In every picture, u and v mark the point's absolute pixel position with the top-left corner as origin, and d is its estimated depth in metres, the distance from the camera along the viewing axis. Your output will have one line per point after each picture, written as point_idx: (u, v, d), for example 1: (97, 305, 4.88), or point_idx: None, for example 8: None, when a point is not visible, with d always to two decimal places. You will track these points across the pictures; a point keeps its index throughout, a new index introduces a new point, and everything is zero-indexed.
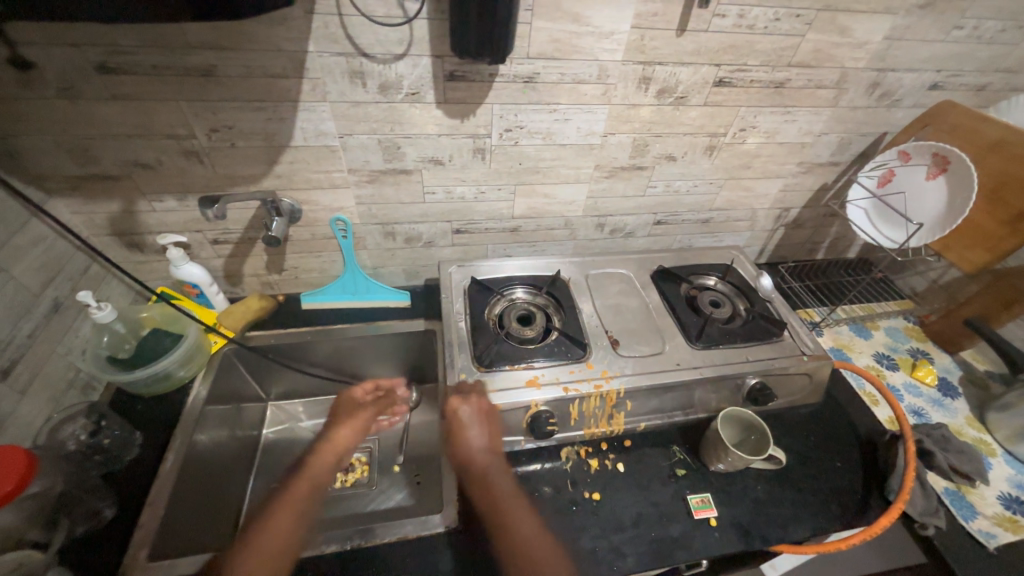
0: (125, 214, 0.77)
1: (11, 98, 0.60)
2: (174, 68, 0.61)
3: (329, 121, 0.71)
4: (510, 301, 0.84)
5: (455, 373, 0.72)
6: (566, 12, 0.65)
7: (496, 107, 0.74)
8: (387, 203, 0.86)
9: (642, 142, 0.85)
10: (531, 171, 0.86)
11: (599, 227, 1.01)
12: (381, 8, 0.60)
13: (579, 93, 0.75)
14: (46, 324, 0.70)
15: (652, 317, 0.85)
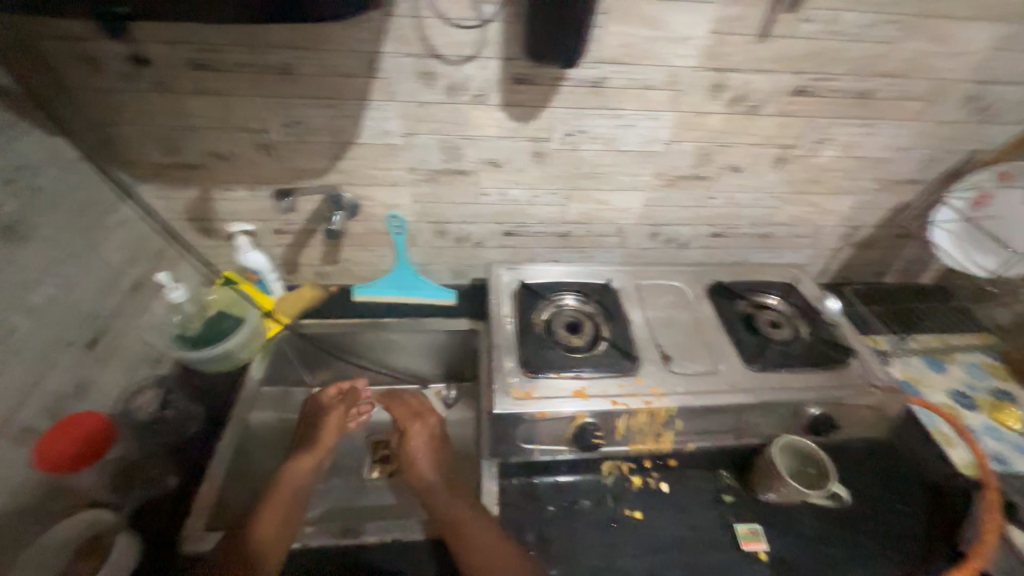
0: (200, 201, 0.81)
1: (112, 90, 0.65)
2: (257, 66, 0.64)
3: (394, 120, 0.72)
4: (558, 307, 0.82)
5: (500, 376, 0.71)
6: (641, 16, 0.63)
7: (560, 110, 0.73)
8: (441, 202, 0.86)
9: (706, 151, 0.81)
10: (588, 177, 0.84)
11: (652, 237, 0.97)
12: (456, 9, 0.61)
13: (646, 99, 0.72)
14: (128, 301, 0.75)
15: (706, 333, 0.82)
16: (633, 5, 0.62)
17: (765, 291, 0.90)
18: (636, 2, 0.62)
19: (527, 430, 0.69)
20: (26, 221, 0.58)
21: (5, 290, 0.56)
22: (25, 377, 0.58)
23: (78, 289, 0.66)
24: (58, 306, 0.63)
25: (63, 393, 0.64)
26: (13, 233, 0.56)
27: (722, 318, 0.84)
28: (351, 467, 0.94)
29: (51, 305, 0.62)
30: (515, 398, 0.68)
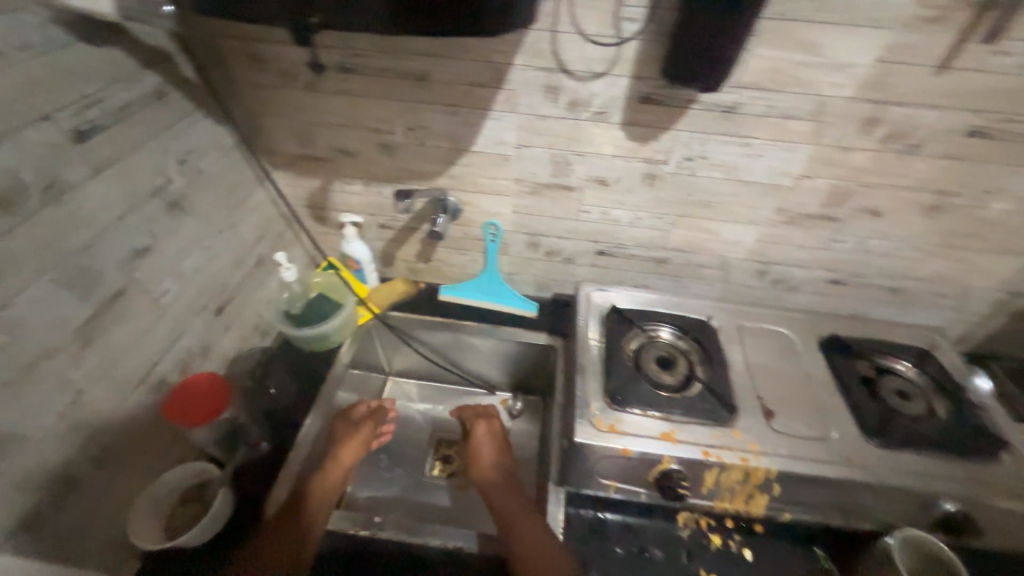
0: (322, 191, 0.87)
1: (269, 86, 0.72)
2: (395, 71, 0.67)
3: (511, 131, 0.73)
4: (650, 339, 0.78)
5: (584, 402, 0.69)
6: (797, 39, 0.58)
7: (684, 133, 0.69)
8: (541, 215, 0.86)
9: (843, 191, 0.73)
10: (700, 205, 0.79)
11: (759, 276, 0.90)
12: (596, 26, 0.60)
13: (783, 128, 0.66)
14: (250, 275, 0.83)
15: (816, 391, 0.73)
16: (790, 27, 0.57)
17: (895, 355, 0.78)
18: (793, 25, 0.57)
19: (606, 464, 0.66)
20: (187, 197, 0.66)
21: (165, 256, 0.64)
22: (169, 333, 0.66)
23: (216, 262, 0.74)
24: (200, 274, 0.71)
25: (193, 351, 0.71)
26: (177, 207, 0.64)
27: (838, 378, 0.74)
28: (415, 461, 0.96)
29: (195, 272, 0.70)
30: (599, 429, 0.65)
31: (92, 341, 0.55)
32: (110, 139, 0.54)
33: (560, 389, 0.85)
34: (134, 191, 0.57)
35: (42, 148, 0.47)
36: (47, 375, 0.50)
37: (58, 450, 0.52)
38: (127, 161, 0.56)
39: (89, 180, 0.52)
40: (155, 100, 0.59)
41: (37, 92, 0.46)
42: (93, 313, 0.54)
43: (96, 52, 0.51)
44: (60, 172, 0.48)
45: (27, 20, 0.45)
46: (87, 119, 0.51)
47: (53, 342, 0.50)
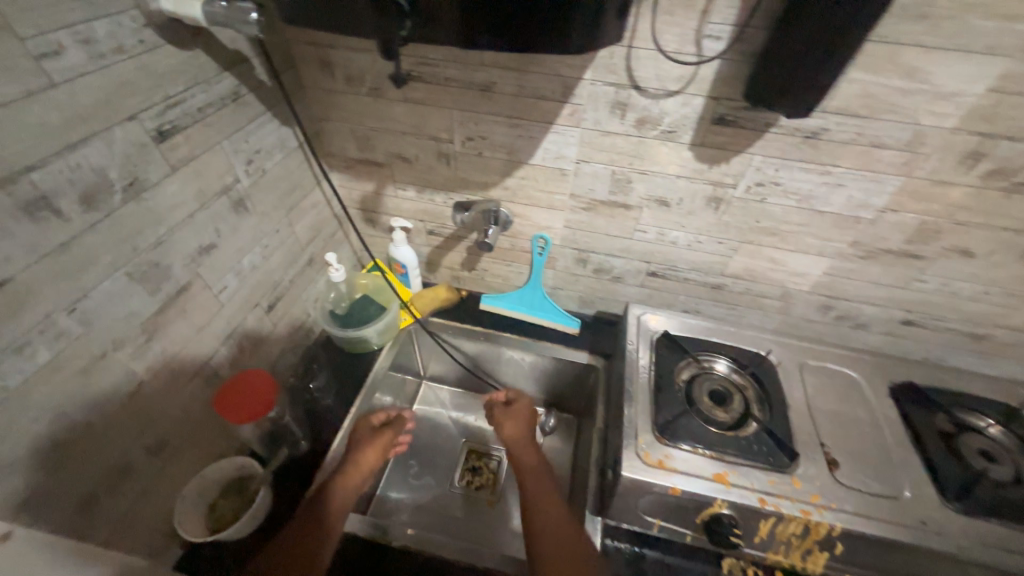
0: (375, 195, 0.88)
1: (335, 91, 0.73)
2: (460, 81, 0.67)
3: (572, 146, 0.71)
4: (704, 370, 0.74)
5: (631, 432, 0.66)
6: (900, 64, 0.53)
7: (757, 157, 0.65)
8: (594, 232, 0.83)
9: (931, 227, 0.67)
10: (766, 232, 0.74)
11: (823, 309, 0.84)
12: (676, 43, 0.57)
13: (871, 158, 0.61)
14: (301, 273, 0.85)
15: (884, 441, 0.67)
16: (895, 51, 0.52)
17: (977, 410, 0.70)
18: (897, 48, 0.52)
19: (651, 500, 0.63)
20: (251, 196, 0.67)
21: (226, 253, 0.65)
22: (224, 328, 0.68)
23: (271, 260, 0.75)
24: (256, 272, 0.72)
25: (244, 347, 0.73)
26: (241, 206, 0.66)
27: (912, 430, 0.68)
28: (445, 469, 0.95)
29: (252, 270, 0.71)
30: (647, 463, 0.62)
31: (155, 334, 0.56)
32: (188, 139, 0.55)
33: (601, 412, 0.83)
34: (205, 190, 0.59)
35: (128, 147, 0.48)
36: (114, 366, 0.51)
37: (118, 439, 0.54)
38: (200, 161, 0.57)
39: (165, 179, 0.53)
40: (231, 102, 0.61)
41: (128, 93, 0.47)
42: (159, 307, 0.56)
43: (182, 55, 0.53)
44: (141, 170, 0.50)
45: (125, 24, 0.46)
46: (168, 120, 0.52)
47: (122, 334, 0.52)
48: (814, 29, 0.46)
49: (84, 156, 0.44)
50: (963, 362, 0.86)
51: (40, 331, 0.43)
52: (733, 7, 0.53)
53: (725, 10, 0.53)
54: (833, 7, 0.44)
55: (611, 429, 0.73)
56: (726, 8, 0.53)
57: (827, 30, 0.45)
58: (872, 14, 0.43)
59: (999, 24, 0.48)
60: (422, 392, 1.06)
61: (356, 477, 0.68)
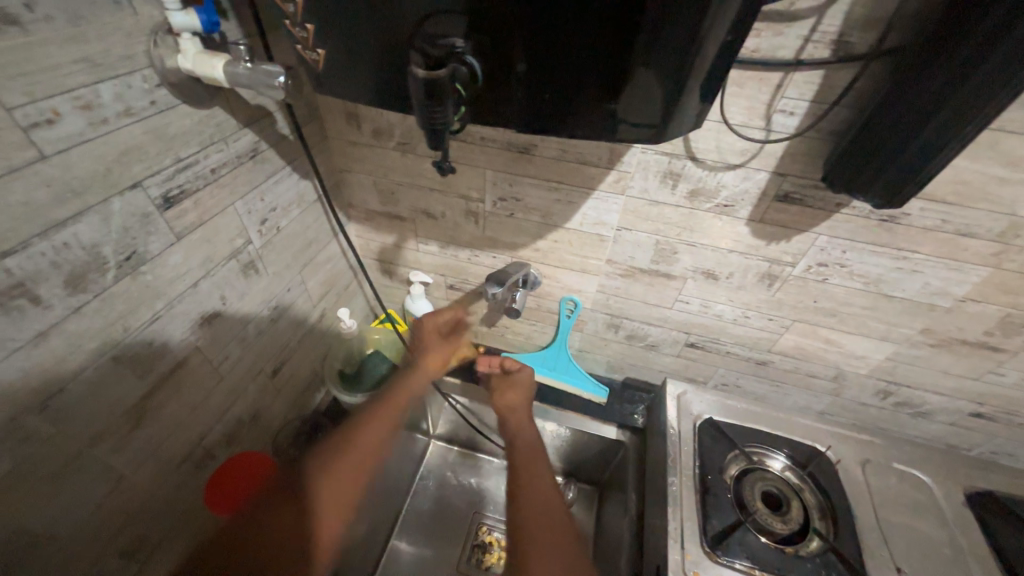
0: (394, 247, 0.83)
1: (361, 144, 0.68)
2: (496, 142, 0.61)
3: (615, 213, 0.65)
4: (757, 468, 0.66)
5: (676, 544, 0.58)
6: (1003, 152, 0.47)
7: (823, 238, 0.59)
8: (629, 299, 0.76)
9: (1018, 322, 0.60)
10: (825, 313, 0.67)
11: (880, 395, 0.76)
12: (743, 115, 0.51)
13: (956, 246, 0.55)
14: (311, 330, 0.78)
15: (970, 570, 0.59)
16: (997, 138, 0.46)
17: None
18: (1001, 135, 0.46)
19: None
20: (262, 257, 0.62)
21: (231, 320, 0.59)
22: (222, 403, 0.61)
23: (280, 321, 0.69)
24: (263, 336, 0.66)
25: (242, 419, 0.66)
26: (251, 267, 0.60)
27: (1002, 558, 0.60)
28: (455, 544, 0.85)
29: (258, 334, 0.65)
30: None
31: (143, 420, 0.49)
32: (197, 204, 0.50)
33: (633, 499, 0.74)
34: (212, 256, 0.53)
35: (128, 219, 0.43)
36: (90, 464, 0.44)
37: (89, 544, 0.46)
38: (209, 226, 0.52)
39: (168, 249, 0.47)
40: (249, 160, 0.56)
41: (132, 161, 0.42)
42: (149, 390, 0.49)
43: (199, 114, 0.48)
44: (140, 243, 0.44)
45: (136, 85, 0.41)
46: (176, 185, 0.47)
47: (102, 427, 0.45)
48: (915, 116, 0.40)
49: (73, 234, 0.38)
50: None
51: (3, 438, 0.36)
52: (814, 82, 0.47)
53: (803, 85, 0.47)
54: (945, 95, 0.38)
55: (650, 530, 0.64)
56: (804, 83, 0.47)
57: (931, 122, 0.39)
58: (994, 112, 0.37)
59: None
60: (429, 451, 0.96)
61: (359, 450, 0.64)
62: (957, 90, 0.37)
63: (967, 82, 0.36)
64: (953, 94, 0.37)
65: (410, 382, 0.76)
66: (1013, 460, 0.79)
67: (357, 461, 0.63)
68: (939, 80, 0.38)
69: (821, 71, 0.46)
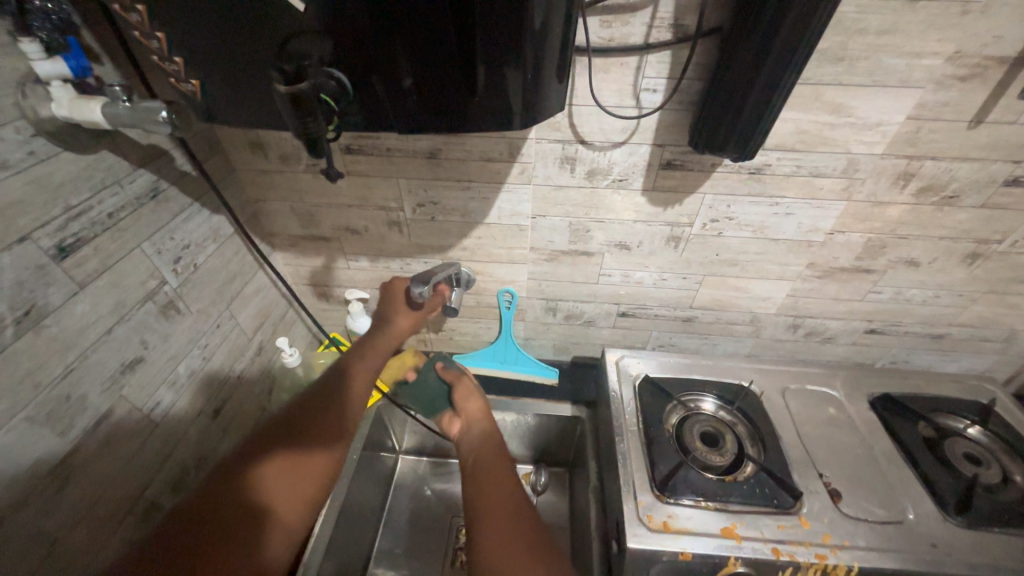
0: (325, 269, 0.83)
1: (271, 171, 0.69)
2: (404, 151, 0.64)
3: (527, 202, 0.69)
4: (694, 412, 0.72)
5: (629, 495, 0.62)
6: (826, 102, 0.55)
7: (709, 196, 0.66)
8: (559, 281, 0.81)
9: (878, 244, 0.70)
10: (728, 264, 0.75)
11: (791, 329, 0.85)
12: (614, 97, 0.57)
13: (813, 186, 0.63)
14: (251, 364, 0.77)
15: (878, 464, 0.67)
16: (818, 91, 0.55)
17: (955, 414, 0.73)
18: (820, 89, 0.54)
19: (661, 570, 0.58)
20: (183, 296, 0.61)
21: (157, 366, 0.58)
22: (160, 451, 0.59)
23: (213, 358, 0.68)
24: (196, 377, 0.65)
25: (186, 466, 0.64)
26: (172, 308, 0.59)
27: (901, 445, 0.69)
28: (436, 552, 0.84)
29: (190, 375, 0.64)
30: (652, 529, 0.58)
31: (71, 480, 0.47)
32: (98, 250, 0.49)
33: (593, 468, 0.78)
34: (124, 301, 0.53)
35: (20, 274, 0.42)
36: (16, 534, 0.42)
37: None
38: (115, 270, 0.51)
39: (72, 299, 0.47)
40: (149, 200, 0.55)
41: (17, 214, 0.41)
42: (73, 447, 0.48)
43: (85, 159, 0.47)
44: (39, 296, 0.44)
45: (8, 136, 0.41)
46: (71, 233, 0.46)
47: (24, 492, 0.43)
48: (745, 78, 0.47)
49: None
50: (924, 361, 0.88)
51: None
52: (666, 61, 0.54)
53: (657, 64, 0.54)
54: (761, 58, 0.45)
55: (609, 491, 0.68)
56: (658, 63, 0.54)
57: (758, 80, 0.47)
58: (802, 60, 0.44)
59: (909, 61, 0.51)
60: (399, 468, 0.97)
61: (288, 489, 0.53)
62: (768, 52, 0.44)
63: (772, 46, 0.44)
64: (767, 56, 0.45)
65: (295, 482, 0.54)
66: (908, 365, 0.90)
67: (301, 487, 0.54)
68: (750, 46, 0.45)
69: (668, 51, 0.53)
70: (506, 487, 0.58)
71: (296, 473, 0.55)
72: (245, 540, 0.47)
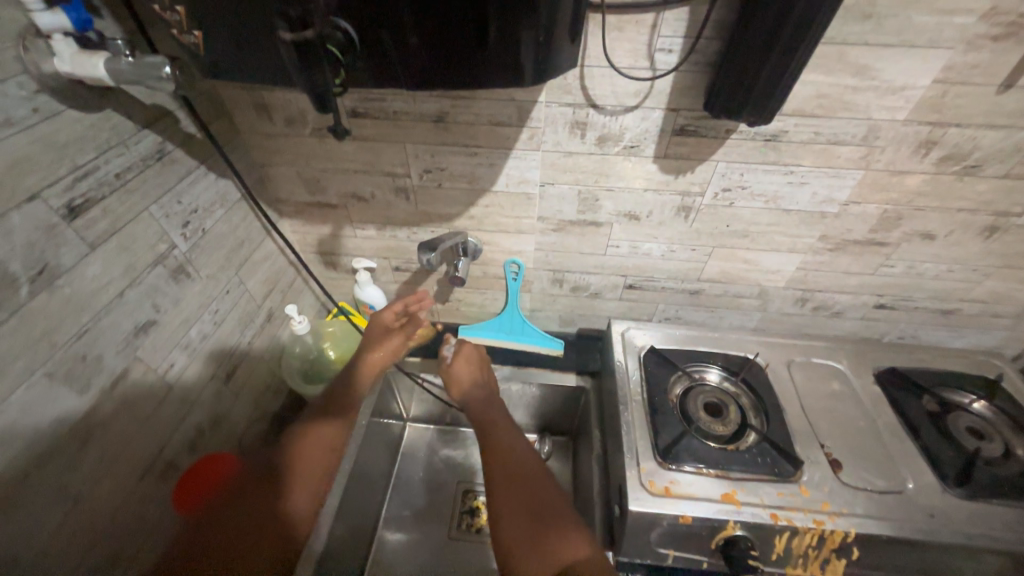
0: (332, 237, 0.83)
1: (276, 135, 0.68)
2: (410, 114, 0.63)
3: (535, 169, 0.68)
4: (698, 382, 0.73)
5: (632, 461, 0.63)
6: (850, 63, 0.53)
7: (722, 164, 0.64)
8: (567, 252, 0.80)
9: (894, 216, 0.68)
10: (738, 235, 0.74)
11: (799, 302, 0.85)
12: (628, 58, 0.55)
13: (831, 154, 0.62)
14: (260, 331, 0.78)
15: (880, 436, 0.68)
16: (843, 51, 0.52)
17: (961, 388, 0.73)
18: (846, 48, 0.52)
19: (661, 532, 0.60)
20: (192, 261, 0.62)
21: (170, 329, 0.59)
22: (176, 412, 0.61)
23: (224, 323, 0.69)
24: (208, 341, 0.66)
25: (201, 428, 0.65)
26: (181, 272, 0.60)
27: (903, 418, 0.70)
28: (443, 515, 0.87)
29: (203, 339, 0.65)
30: (653, 493, 0.60)
31: (93, 437, 0.49)
32: (106, 212, 0.49)
33: (597, 436, 0.79)
34: (135, 264, 0.53)
35: (32, 233, 0.42)
36: (43, 484, 0.44)
37: (57, 566, 0.46)
38: (124, 233, 0.51)
39: (83, 260, 0.47)
40: (156, 162, 0.55)
41: (25, 172, 0.41)
42: (92, 405, 0.49)
43: (89, 119, 0.47)
44: (51, 256, 0.44)
45: (11, 92, 0.40)
46: (79, 193, 0.46)
47: (47, 447, 0.45)
48: (767, 42, 0.46)
49: None
50: (933, 337, 0.88)
51: None
52: (683, 18, 0.51)
53: (674, 22, 0.52)
54: (784, 15, 0.43)
55: (612, 457, 0.70)
56: (674, 20, 0.52)
57: (779, 40, 0.45)
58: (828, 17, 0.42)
59: (940, 18, 0.49)
60: (406, 435, 0.99)
61: (306, 461, 0.65)
62: (792, 9, 0.42)
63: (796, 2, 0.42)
64: (790, 12, 0.42)
65: (310, 453, 0.66)
66: (916, 341, 0.90)
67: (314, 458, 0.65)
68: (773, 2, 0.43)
69: (686, 7, 0.51)
70: (513, 453, 0.65)
71: (312, 447, 0.66)
72: (268, 500, 0.59)
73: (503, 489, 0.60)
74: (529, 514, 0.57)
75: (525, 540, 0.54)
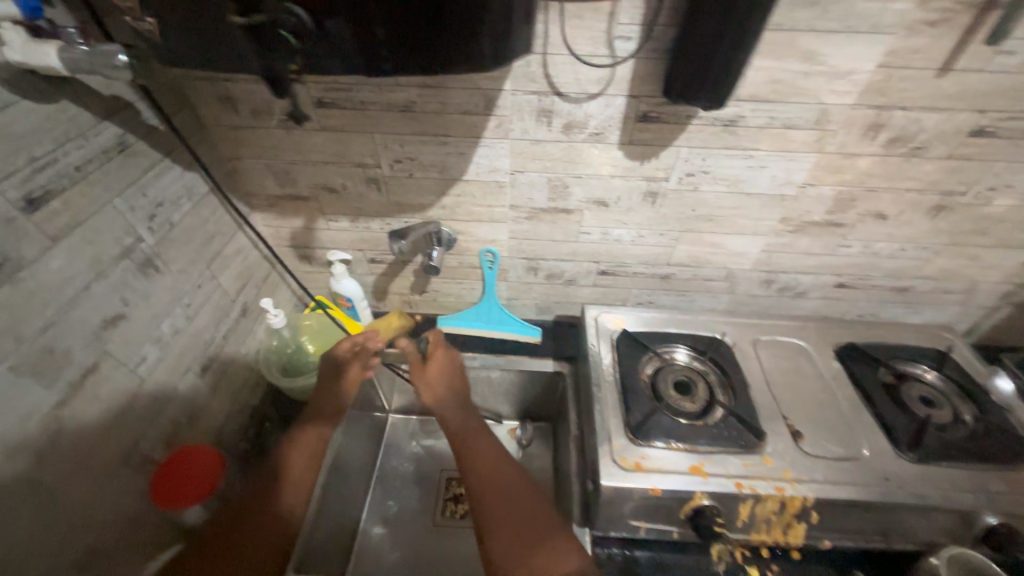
0: (306, 230, 0.83)
1: (243, 127, 0.68)
2: (378, 104, 0.63)
3: (504, 157, 0.69)
4: (668, 362, 0.76)
5: (604, 439, 0.65)
6: (799, 49, 0.55)
7: (684, 149, 0.66)
8: (540, 239, 0.82)
9: (848, 197, 0.71)
10: (703, 219, 0.76)
11: (765, 284, 0.88)
12: (588, 46, 0.57)
13: (786, 139, 0.64)
14: (235, 326, 0.78)
15: (838, 407, 0.72)
16: (792, 38, 0.55)
17: (914, 360, 0.78)
18: (795, 34, 0.54)
19: (633, 505, 0.62)
20: (161, 255, 0.61)
21: (140, 324, 0.58)
22: (151, 407, 0.61)
23: (196, 318, 0.69)
24: (181, 336, 0.66)
25: (178, 423, 0.65)
26: (150, 266, 0.59)
27: (860, 390, 0.74)
28: (426, 503, 0.89)
29: (175, 333, 0.65)
30: (625, 468, 0.62)
31: (64, 432, 0.49)
32: (68, 205, 0.49)
33: (573, 419, 0.82)
34: (100, 258, 0.53)
35: None
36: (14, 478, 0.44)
37: (34, 563, 0.46)
38: (88, 226, 0.51)
39: (46, 253, 0.47)
40: (118, 154, 0.54)
41: None
42: (61, 399, 0.49)
43: (45, 109, 0.46)
44: (11, 248, 0.44)
45: None
46: (38, 185, 0.46)
47: (17, 441, 0.44)
48: (717, 29, 0.48)
49: None
50: (891, 314, 0.92)
51: None
52: (640, 6, 0.53)
53: (631, 10, 0.53)
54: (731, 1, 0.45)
55: (587, 437, 0.72)
56: (632, 8, 0.53)
57: (728, 26, 0.47)
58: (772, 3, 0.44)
59: (880, 5, 0.51)
60: (388, 427, 1.00)
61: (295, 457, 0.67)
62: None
63: None
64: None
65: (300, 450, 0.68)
66: (876, 319, 0.94)
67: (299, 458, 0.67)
68: None
69: None
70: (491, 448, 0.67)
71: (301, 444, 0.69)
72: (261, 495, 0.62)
73: (483, 484, 0.62)
74: (506, 505, 0.60)
75: (504, 531, 0.57)
